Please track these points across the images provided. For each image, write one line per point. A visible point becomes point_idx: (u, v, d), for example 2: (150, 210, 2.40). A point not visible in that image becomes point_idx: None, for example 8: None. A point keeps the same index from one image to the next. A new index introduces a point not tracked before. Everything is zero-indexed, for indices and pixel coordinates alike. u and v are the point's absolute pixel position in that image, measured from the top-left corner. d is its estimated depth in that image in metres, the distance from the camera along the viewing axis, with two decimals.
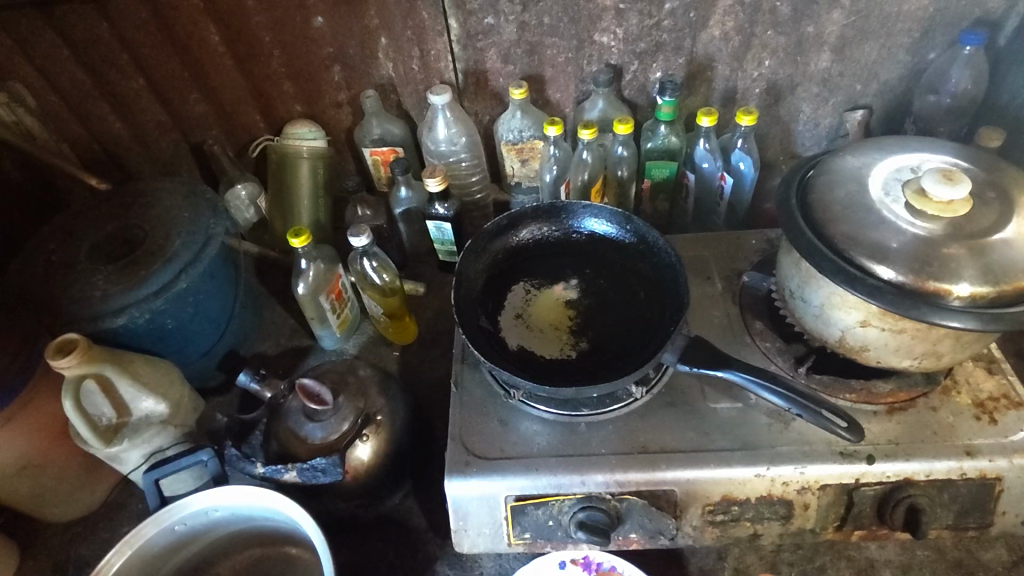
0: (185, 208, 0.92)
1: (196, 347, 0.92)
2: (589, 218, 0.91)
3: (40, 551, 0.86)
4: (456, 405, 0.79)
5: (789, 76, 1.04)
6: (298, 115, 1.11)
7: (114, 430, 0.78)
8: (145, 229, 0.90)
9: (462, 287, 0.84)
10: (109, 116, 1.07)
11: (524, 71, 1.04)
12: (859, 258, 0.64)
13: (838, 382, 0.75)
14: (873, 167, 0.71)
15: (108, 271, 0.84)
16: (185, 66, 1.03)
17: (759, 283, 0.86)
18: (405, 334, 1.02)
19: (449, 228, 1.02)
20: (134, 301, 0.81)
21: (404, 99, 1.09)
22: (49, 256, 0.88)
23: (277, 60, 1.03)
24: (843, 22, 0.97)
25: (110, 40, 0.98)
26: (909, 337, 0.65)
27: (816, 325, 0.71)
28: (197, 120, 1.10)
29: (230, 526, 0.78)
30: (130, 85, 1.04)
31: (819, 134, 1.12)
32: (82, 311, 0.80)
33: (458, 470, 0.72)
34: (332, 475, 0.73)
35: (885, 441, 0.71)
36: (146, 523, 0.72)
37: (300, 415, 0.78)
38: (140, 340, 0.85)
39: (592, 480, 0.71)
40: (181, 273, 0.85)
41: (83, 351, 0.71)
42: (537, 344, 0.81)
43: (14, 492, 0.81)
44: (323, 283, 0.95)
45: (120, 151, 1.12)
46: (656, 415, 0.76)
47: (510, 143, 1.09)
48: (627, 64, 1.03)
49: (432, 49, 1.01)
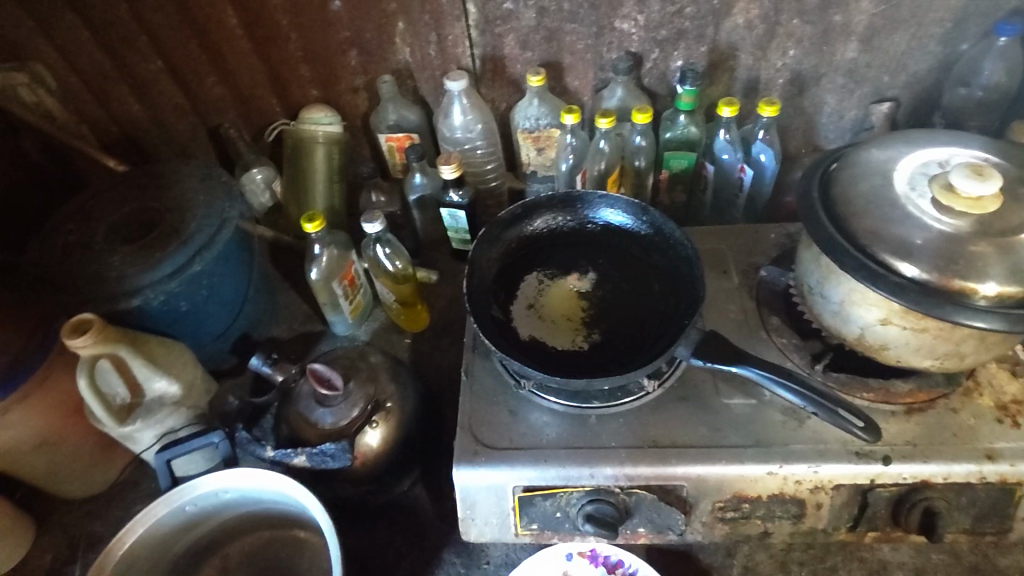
0: (201, 190, 0.93)
1: (209, 329, 0.93)
2: (604, 208, 0.89)
3: (55, 527, 0.88)
4: (466, 393, 0.79)
5: (814, 67, 1.01)
6: (315, 100, 1.10)
7: (128, 410, 0.79)
8: (161, 211, 0.90)
9: (474, 276, 0.83)
10: (128, 98, 1.08)
11: (542, 57, 1.03)
12: (882, 255, 0.63)
13: (856, 381, 0.74)
14: (899, 161, 0.68)
15: (124, 252, 0.85)
16: (203, 48, 1.03)
17: (777, 278, 0.85)
18: (416, 321, 1.02)
19: (464, 216, 1.01)
20: (149, 283, 0.82)
21: (421, 85, 1.08)
22: (67, 237, 0.88)
23: (294, 44, 1.02)
24: (872, 11, 0.94)
25: (130, 21, 0.98)
26: (931, 337, 0.63)
27: (835, 322, 0.70)
28: (214, 103, 1.10)
29: (240, 508, 0.78)
30: (148, 68, 1.04)
31: (843, 126, 1.09)
32: (98, 291, 0.81)
33: (467, 459, 0.72)
34: (341, 461, 0.73)
35: (902, 442, 0.69)
36: (157, 502, 0.72)
37: (311, 400, 0.79)
38: (155, 322, 0.85)
39: (601, 473, 0.71)
40: (195, 256, 0.86)
41: (98, 331, 0.72)
42: (548, 335, 0.80)
43: (30, 469, 0.82)
44: (336, 268, 0.95)
45: (139, 133, 1.13)
46: (668, 409, 0.75)
47: (527, 130, 1.08)
48: (648, 52, 1.01)
49: (450, 34, 1.00)
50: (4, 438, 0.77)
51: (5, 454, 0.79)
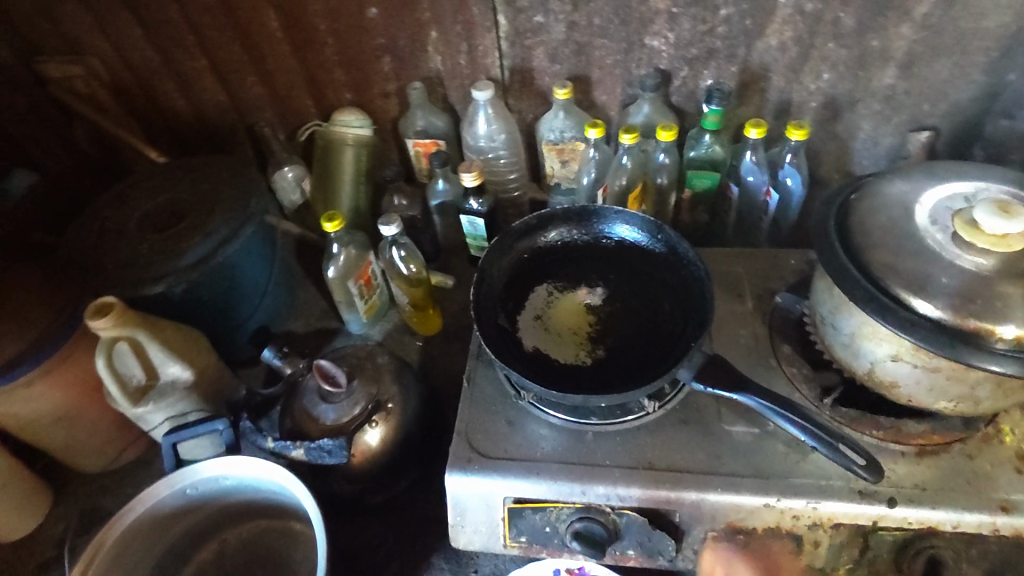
0: (230, 186, 0.96)
1: (228, 319, 0.96)
2: (619, 223, 0.88)
3: (71, 498, 0.92)
4: (465, 400, 0.79)
5: (849, 92, 0.99)
6: (347, 103, 1.13)
7: (142, 392, 0.82)
8: (191, 203, 0.94)
9: (483, 284, 0.84)
10: (173, 94, 1.13)
11: (570, 71, 1.03)
12: (895, 289, 0.60)
13: (865, 417, 0.71)
14: (922, 193, 0.66)
15: (152, 241, 0.88)
16: (246, 50, 1.06)
17: (792, 305, 0.83)
18: (428, 325, 1.04)
19: (482, 223, 1.02)
20: (172, 271, 0.85)
21: (450, 93, 1.09)
22: (103, 222, 0.93)
23: (330, 48, 1.05)
24: (912, 37, 0.91)
25: (179, 22, 1.02)
26: (944, 377, 0.61)
27: (845, 356, 0.67)
28: (252, 102, 1.14)
29: (239, 496, 0.81)
30: (193, 65, 1.09)
31: (878, 154, 1.06)
32: (126, 276, 0.85)
33: (460, 466, 0.72)
34: (337, 457, 0.74)
35: (910, 485, 0.67)
36: (159, 483, 0.75)
37: (315, 395, 0.80)
38: (177, 310, 0.89)
39: (594, 491, 0.70)
40: (219, 248, 0.89)
41: (117, 315, 0.75)
42: (552, 347, 0.80)
43: (51, 440, 0.87)
44: (353, 267, 0.97)
45: (181, 127, 1.18)
46: (667, 431, 0.74)
47: (551, 142, 1.08)
48: (677, 70, 1.00)
49: (480, 44, 1.01)
50: (28, 410, 0.82)
51: (28, 425, 0.84)
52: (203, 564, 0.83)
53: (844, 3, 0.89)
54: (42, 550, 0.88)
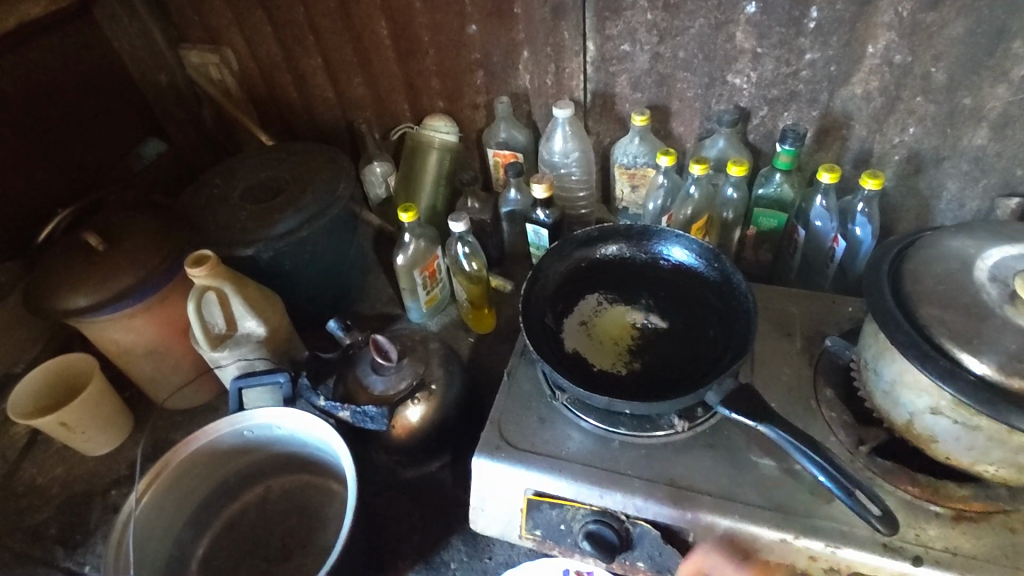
0: (324, 171, 1.06)
1: (305, 290, 1.06)
2: (676, 245, 0.90)
3: (147, 427, 1.04)
4: (503, 392, 0.83)
5: (935, 148, 0.97)
6: (439, 110, 1.22)
7: (220, 339, 0.91)
8: (289, 182, 1.05)
9: (537, 283, 0.88)
10: (289, 86, 1.26)
11: (651, 100, 1.07)
12: (941, 339, 0.60)
13: (901, 471, 0.69)
14: (986, 250, 0.65)
15: (250, 210, 0.99)
16: (356, 53, 1.17)
17: (841, 351, 0.81)
18: (483, 323, 1.09)
19: (546, 234, 1.07)
20: (263, 238, 0.95)
21: (534, 110, 1.16)
22: (213, 189, 1.05)
23: (430, 58, 1.14)
24: (1008, 99, 0.88)
25: (302, 23, 1.15)
26: (985, 438, 0.59)
27: (884, 403, 0.67)
28: (355, 101, 1.25)
29: (288, 447, 0.89)
30: (310, 63, 1.21)
31: (963, 216, 1.02)
32: (224, 237, 0.96)
33: (487, 451, 0.76)
34: (378, 424, 0.80)
35: (941, 547, 0.64)
36: (221, 421, 0.83)
37: (368, 365, 0.87)
38: (262, 273, 0.99)
39: (611, 497, 0.72)
40: (304, 223, 0.98)
41: (210, 267, 0.84)
42: (592, 352, 0.83)
43: (141, 370, 0.98)
44: (420, 258, 1.04)
45: (292, 117, 1.31)
46: (692, 452, 0.75)
47: (624, 166, 1.12)
48: (757, 109, 1.02)
49: (568, 67, 1.07)
50: (127, 339, 0.93)
51: (125, 353, 0.95)
52: (248, 503, 0.92)
53: (935, 58, 0.88)
54: (116, 469, 0.99)
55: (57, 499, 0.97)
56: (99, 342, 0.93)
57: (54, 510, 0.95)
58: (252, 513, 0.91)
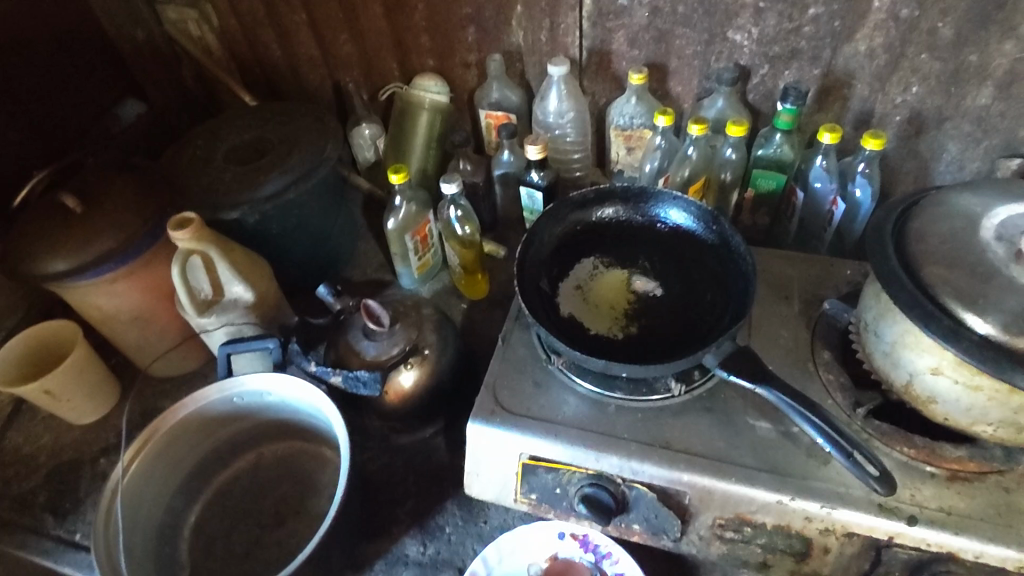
0: (311, 131, 1.02)
1: (293, 255, 1.03)
2: (674, 208, 0.88)
3: (135, 395, 1.02)
4: (498, 357, 0.82)
5: (938, 108, 0.95)
6: (429, 69, 1.18)
7: (208, 305, 0.89)
8: (275, 143, 1.01)
9: (531, 247, 0.86)
10: (272, 43, 1.21)
11: (648, 57, 1.04)
12: (946, 299, 0.59)
13: (898, 433, 0.69)
14: (990, 209, 0.63)
15: (235, 171, 0.96)
16: (342, 7, 1.12)
17: (839, 314, 0.80)
18: (475, 289, 1.08)
19: (540, 197, 1.05)
20: (248, 200, 0.92)
21: (528, 69, 1.12)
22: (195, 151, 1.02)
23: (420, 14, 1.10)
24: (1015, 56, 0.86)
25: None
26: (985, 398, 0.59)
27: (884, 365, 0.66)
28: (342, 59, 1.20)
29: (279, 413, 0.87)
30: (293, 19, 1.16)
31: (962, 178, 1.01)
32: (207, 199, 0.92)
33: (482, 416, 0.75)
34: (370, 389, 0.79)
35: (936, 507, 0.65)
36: (210, 387, 0.82)
37: (359, 331, 0.85)
38: (248, 237, 0.96)
39: (607, 460, 0.72)
40: (291, 185, 0.95)
41: (194, 230, 0.81)
42: (587, 317, 0.81)
43: (126, 337, 0.96)
44: (412, 223, 1.02)
45: (276, 76, 1.26)
46: (689, 416, 0.74)
47: (619, 128, 1.09)
48: (757, 67, 0.99)
49: (562, 22, 1.03)
50: (110, 305, 0.91)
51: (109, 319, 0.93)
52: (240, 471, 0.91)
53: (942, 12, 0.85)
54: (104, 437, 0.98)
55: (46, 468, 0.95)
56: (82, 308, 0.91)
57: (42, 478, 0.94)
58: (244, 480, 0.90)
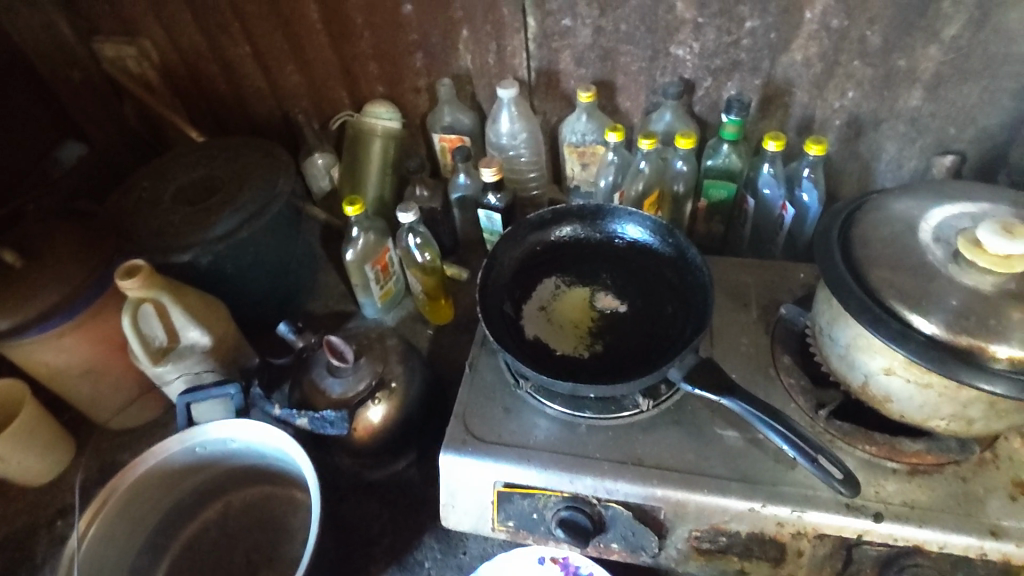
0: (261, 166, 1.01)
1: (250, 294, 1.01)
2: (631, 224, 0.89)
3: (91, 451, 0.98)
4: (466, 384, 0.81)
5: (874, 111, 0.98)
6: (379, 96, 1.17)
7: (163, 353, 0.86)
8: (224, 180, 0.99)
9: (492, 271, 0.86)
10: (216, 77, 1.18)
11: (596, 75, 1.05)
12: (891, 301, 0.61)
13: (859, 432, 0.71)
14: (927, 212, 0.66)
15: (184, 212, 0.94)
16: (286, 38, 1.11)
17: (795, 318, 0.82)
18: (440, 314, 1.07)
19: (499, 218, 1.05)
20: (200, 241, 0.90)
21: (478, 91, 1.13)
22: (141, 192, 0.99)
23: (366, 41, 1.09)
24: (940, 59, 0.91)
25: (225, 8, 1.08)
26: (936, 395, 0.61)
27: (840, 367, 0.68)
28: (290, 89, 1.19)
29: (245, 460, 0.85)
30: (237, 52, 1.14)
31: (901, 176, 1.05)
32: (157, 243, 0.90)
33: (454, 446, 0.75)
34: (338, 429, 0.78)
35: (900, 502, 0.67)
36: (170, 439, 0.79)
37: (324, 368, 0.83)
38: (202, 279, 0.94)
39: (582, 482, 0.72)
40: (245, 223, 0.93)
41: (144, 277, 0.79)
42: (553, 337, 0.82)
43: (77, 391, 0.92)
44: (371, 252, 1.01)
45: (222, 110, 1.24)
46: (659, 430, 0.75)
47: (573, 144, 1.10)
48: (701, 80, 1.01)
49: (509, 45, 1.04)
50: (58, 360, 0.87)
51: (58, 375, 0.89)
52: (207, 522, 0.88)
53: (870, 21, 0.89)
54: (60, 498, 0.94)
55: None
56: (28, 366, 0.87)
57: None
58: (212, 532, 0.87)
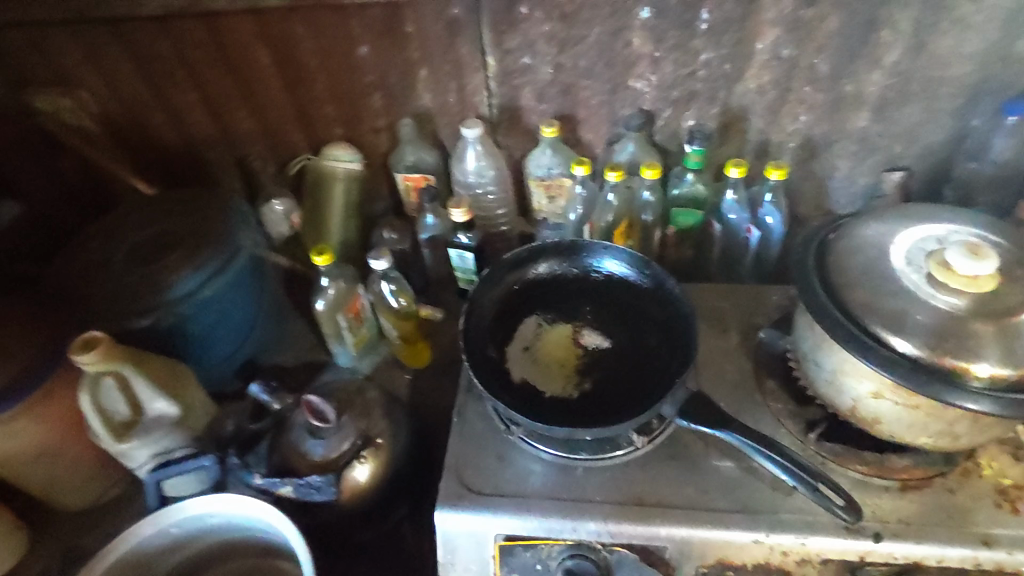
0: (219, 219, 0.96)
1: (217, 352, 0.97)
2: (608, 258, 0.90)
3: (50, 537, 0.91)
4: (455, 435, 0.79)
5: (826, 133, 1.03)
6: (338, 138, 1.15)
7: (127, 428, 0.81)
8: (180, 236, 0.94)
9: (473, 315, 0.85)
10: (163, 126, 1.13)
11: (558, 110, 1.06)
12: (874, 326, 0.63)
13: (849, 452, 0.73)
14: (896, 236, 0.69)
15: (140, 274, 0.89)
16: (237, 84, 1.07)
17: (775, 341, 0.85)
18: (418, 358, 1.05)
19: (471, 257, 1.03)
20: (161, 304, 0.86)
21: (439, 129, 1.11)
22: (90, 254, 0.93)
23: (321, 85, 1.07)
24: (883, 83, 0.95)
25: (170, 56, 1.03)
26: (923, 415, 0.63)
27: (828, 392, 0.70)
28: (242, 135, 1.15)
29: (224, 535, 0.80)
30: (184, 100, 1.09)
31: (854, 193, 1.09)
32: (113, 309, 0.85)
33: (450, 502, 0.72)
34: (326, 493, 0.76)
35: (895, 520, 0.68)
36: (143, 522, 0.75)
37: (304, 430, 0.80)
38: (164, 344, 0.89)
39: (584, 528, 0.71)
40: (206, 282, 0.90)
41: (104, 349, 0.75)
42: (540, 379, 0.81)
43: (31, 477, 0.85)
44: (343, 300, 0.97)
45: (170, 159, 1.18)
46: (656, 467, 0.75)
47: (538, 178, 1.10)
48: (660, 111, 1.04)
49: (470, 83, 1.04)
50: (8, 446, 0.80)
51: (8, 462, 0.82)
52: None
53: (817, 50, 0.93)
54: None
55: None
56: None
57: None
58: None
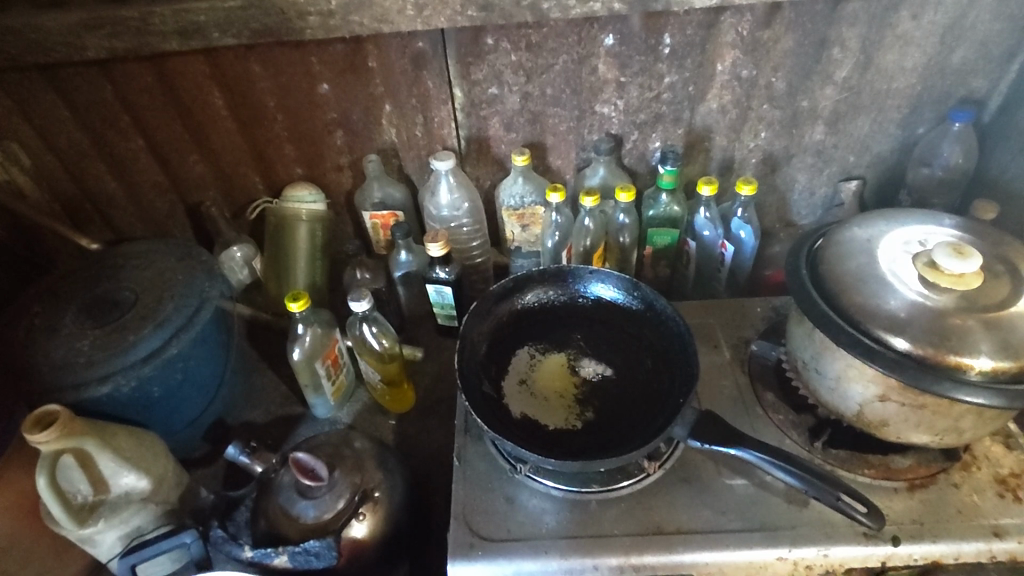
0: (179, 270, 0.89)
1: (182, 416, 0.89)
2: (596, 283, 0.88)
3: None
4: (458, 480, 0.75)
5: (785, 148, 1.06)
6: (299, 178, 1.10)
7: (90, 509, 0.75)
8: (136, 291, 0.87)
9: (465, 351, 0.81)
10: (104, 176, 1.06)
11: (526, 138, 1.05)
12: (876, 330, 0.64)
13: (855, 457, 0.73)
14: (880, 241, 0.71)
15: (93, 336, 0.81)
16: (187, 128, 1.02)
17: (767, 352, 0.85)
18: (402, 402, 0.99)
19: (450, 292, 1.00)
20: (120, 368, 0.78)
21: (406, 163, 1.09)
22: (32, 320, 0.84)
23: (280, 124, 1.02)
24: (835, 98, 1.00)
25: (113, 102, 0.97)
26: (930, 413, 0.64)
27: (832, 399, 0.70)
28: (195, 181, 1.09)
29: None
30: (128, 147, 1.03)
31: (814, 203, 1.14)
32: (64, 379, 0.76)
33: (462, 554, 0.68)
34: (326, 559, 0.70)
35: (909, 521, 0.68)
36: None
37: (293, 491, 0.75)
38: (125, 411, 0.81)
39: (605, 565, 0.68)
40: (172, 338, 0.82)
41: (63, 425, 0.69)
42: (540, 412, 0.78)
43: None
44: (319, 348, 0.92)
45: (113, 211, 1.10)
46: (669, 492, 0.73)
47: (511, 208, 1.09)
48: (627, 134, 1.05)
49: (436, 116, 1.02)
50: None
51: None
52: None
53: (774, 69, 0.97)
54: None
55: None
56: None
57: None
58: None
